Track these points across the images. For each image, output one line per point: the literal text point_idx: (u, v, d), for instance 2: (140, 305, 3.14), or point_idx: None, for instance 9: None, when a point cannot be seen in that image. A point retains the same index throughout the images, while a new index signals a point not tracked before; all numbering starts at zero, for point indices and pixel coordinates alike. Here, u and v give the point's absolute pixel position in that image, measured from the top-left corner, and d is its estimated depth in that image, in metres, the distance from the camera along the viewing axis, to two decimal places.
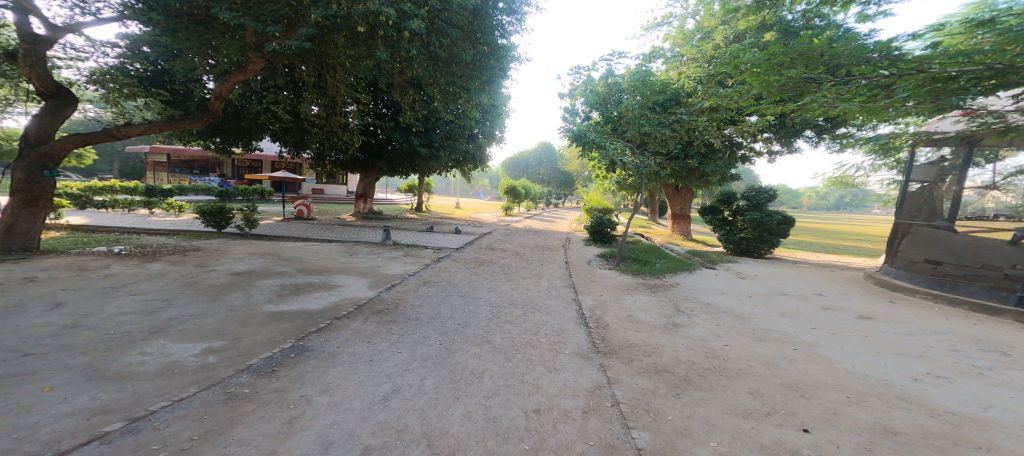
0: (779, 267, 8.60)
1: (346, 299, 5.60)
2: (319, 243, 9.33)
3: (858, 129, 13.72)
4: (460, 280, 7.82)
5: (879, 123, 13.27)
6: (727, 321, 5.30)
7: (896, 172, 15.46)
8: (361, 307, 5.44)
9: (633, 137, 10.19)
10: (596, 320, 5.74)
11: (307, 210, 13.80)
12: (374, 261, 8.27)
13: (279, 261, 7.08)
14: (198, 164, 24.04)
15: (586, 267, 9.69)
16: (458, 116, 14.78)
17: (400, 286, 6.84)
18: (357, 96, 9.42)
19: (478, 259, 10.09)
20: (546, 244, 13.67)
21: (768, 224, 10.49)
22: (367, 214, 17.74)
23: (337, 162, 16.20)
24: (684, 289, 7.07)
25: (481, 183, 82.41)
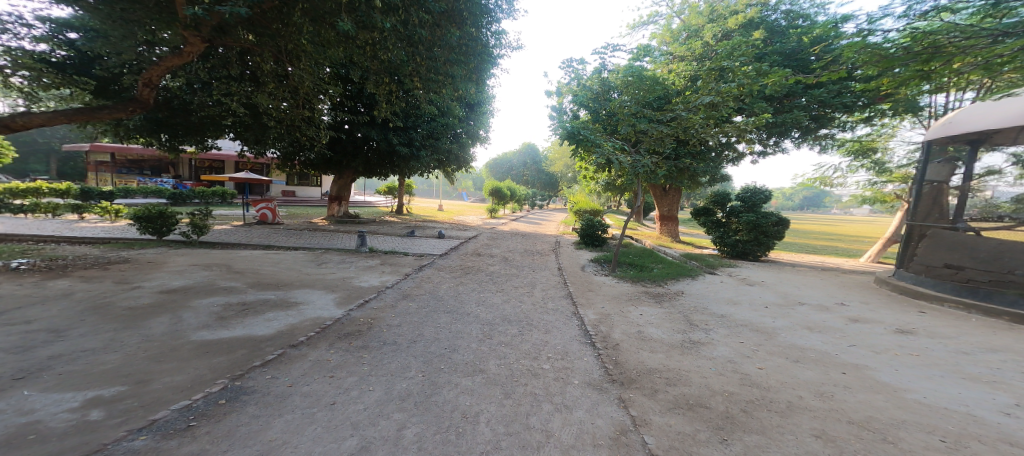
0: (783, 271, 8.18)
1: (307, 320, 4.63)
2: (282, 252, 8.22)
3: (840, 130, 13.74)
4: (445, 292, 6.94)
5: (860, 124, 13.32)
6: (751, 338, 4.68)
7: (872, 172, 15.57)
8: (325, 329, 4.50)
9: (629, 136, 9.60)
10: (603, 340, 5.02)
11: (272, 214, 12.53)
12: (346, 272, 7.28)
13: (228, 274, 6.01)
14: (149, 164, 22.02)
15: (580, 274, 9.01)
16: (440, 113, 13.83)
17: (375, 301, 5.92)
18: (327, 86, 8.40)
19: (463, 266, 9.23)
20: (534, 248, 12.94)
21: (765, 226, 10.12)
22: (341, 217, 16.50)
23: (308, 163, 14.94)
24: (691, 299, 6.46)
25: (461, 184, 81.19)
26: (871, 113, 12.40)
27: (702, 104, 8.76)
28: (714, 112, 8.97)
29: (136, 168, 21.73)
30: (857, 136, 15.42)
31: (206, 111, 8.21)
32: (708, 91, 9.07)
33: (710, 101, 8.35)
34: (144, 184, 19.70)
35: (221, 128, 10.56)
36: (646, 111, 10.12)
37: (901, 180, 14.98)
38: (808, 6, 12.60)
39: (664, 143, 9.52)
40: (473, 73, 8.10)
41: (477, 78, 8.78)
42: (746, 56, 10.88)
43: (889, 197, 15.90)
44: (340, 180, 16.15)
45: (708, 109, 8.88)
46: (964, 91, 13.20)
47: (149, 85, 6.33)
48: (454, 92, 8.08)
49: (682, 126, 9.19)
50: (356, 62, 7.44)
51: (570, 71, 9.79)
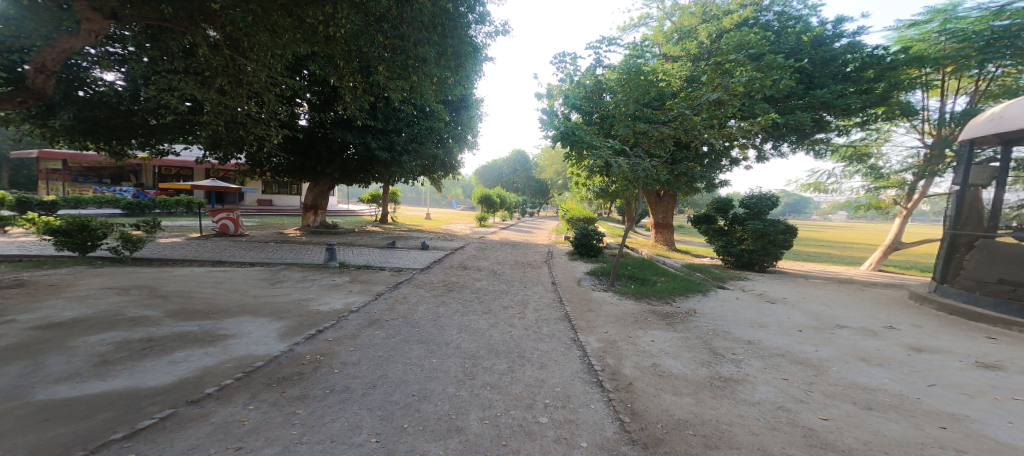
0: (800, 284, 7.39)
1: (230, 361, 3.54)
2: (232, 269, 7.08)
3: (838, 134, 13.30)
4: (422, 316, 5.90)
5: (856, 129, 12.94)
6: (796, 373, 3.78)
7: (865, 179, 15.19)
8: (252, 373, 3.42)
9: (627, 138, 8.85)
10: (613, 377, 4.06)
11: (234, 225, 11.29)
12: (304, 293, 6.17)
13: (148, 298, 4.89)
14: (109, 172, 20.66)
15: (578, 289, 8.15)
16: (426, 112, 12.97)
17: (333, 330, 4.84)
18: (285, 80, 7.47)
19: (446, 282, 8.19)
20: (526, 260, 11.99)
21: (773, 235, 9.38)
22: (317, 227, 15.25)
23: (279, 170, 13.74)
24: (709, 320, 5.57)
25: (452, 193, 80.20)
26: (871, 115, 11.96)
27: (705, 102, 8.06)
28: (717, 111, 8.27)
29: (94, 175, 20.55)
30: (851, 142, 15.00)
31: (143, 111, 7.14)
32: (712, 87, 8.36)
33: (714, 97, 7.65)
34: (102, 193, 18.21)
35: (170, 129, 9.44)
36: (645, 110, 9.37)
37: (895, 186, 14.49)
38: (801, 8, 12.21)
39: (664, 145, 8.83)
40: (450, 61, 7.27)
41: (456, 72, 7.96)
42: (749, 52, 10.27)
43: (883, 204, 15.42)
44: (316, 187, 14.94)
45: (710, 106, 8.15)
46: (958, 93, 12.28)
47: (41, 72, 5.21)
48: (431, 79, 7.16)
49: (681, 127, 8.52)
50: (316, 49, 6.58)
51: (562, 68, 9.01)
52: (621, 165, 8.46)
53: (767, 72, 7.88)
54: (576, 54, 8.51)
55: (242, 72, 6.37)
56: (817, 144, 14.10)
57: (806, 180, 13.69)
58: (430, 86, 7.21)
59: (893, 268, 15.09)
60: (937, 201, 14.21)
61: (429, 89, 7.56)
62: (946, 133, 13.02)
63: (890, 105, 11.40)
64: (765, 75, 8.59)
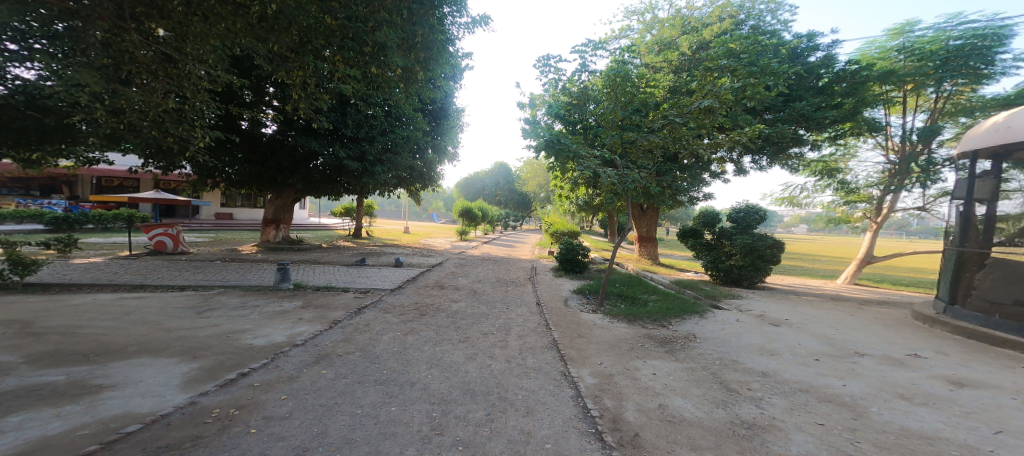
0: (798, 302, 6.94)
1: (88, 427, 2.77)
2: (154, 296, 5.96)
3: (811, 149, 13.46)
4: (384, 349, 4.97)
5: (827, 145, 13.15)
6: (830, 415, 3.13)
7: (836, 193, 15.31)
8: (124, 435, 2.72)
9: (616, 147, 8.45)
10: (616, 426, 3.29)
11: (170, 243, 9.97)
12: (239, 323, 5.14)
13: (7, 347, 3.97)
14: (39, 183, 18.75)
15: (565, 311, 7.55)
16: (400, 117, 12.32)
17: (263, 374, 3.88)
18: (228, 79, 6.52)
19: (418, 305, 7.29)
20: (507, 277, 11.20)
21: (762, 249, 9.01)
22: (280, 243, 13.84)
23: (236, 183, 12.47)
24: (713, 346, 4.93)
25: (431, 206, 78.88)
26: (838, 130, 12.10)
27: (694, 109, 7.68)
28: (705, 119, 7.93)
29: (20, 187, 18.45)
30: (820, 157, 15.17)
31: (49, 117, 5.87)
32: (701, 94, 7.96)
33: (706, 103, 7.26)
34: (30, 207, 16.28)
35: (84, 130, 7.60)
36: (633, 118, 8.99)
37: (862, 201, 14.68)
38: (774, 23, 12.47)
39: (652, 155, 8.56)
40: (418, 53, 6.67)
41: (426, 68, 7.30)
42: (736, 59, 10.12)
43: (853, 218, 15.47)
44: (278, 198, 13.66)
45: (700, 112, 7.76)
46: (916, 111, 12.55)
47: None
48: (394, 68, 6.55)
49: (670, 135, 8.18)
50: (260, 39, 5.80)
51: (545, 73, 8.50)
52: (610, 175, 8.13)
53: (757, 79, 7.58)
54: (561, 58, 8.04)
55: (172, 69, 5.30)
56: (795, 158, 14.23)
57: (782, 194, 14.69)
58: (395, 80, 6.77)
59: (870, 281, 15.16)
60: (905, 215, 14.43)
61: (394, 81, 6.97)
62: (909, 149, 13.18)
63: (859, 120, 11.60)
64: (754, 81, 8.29)
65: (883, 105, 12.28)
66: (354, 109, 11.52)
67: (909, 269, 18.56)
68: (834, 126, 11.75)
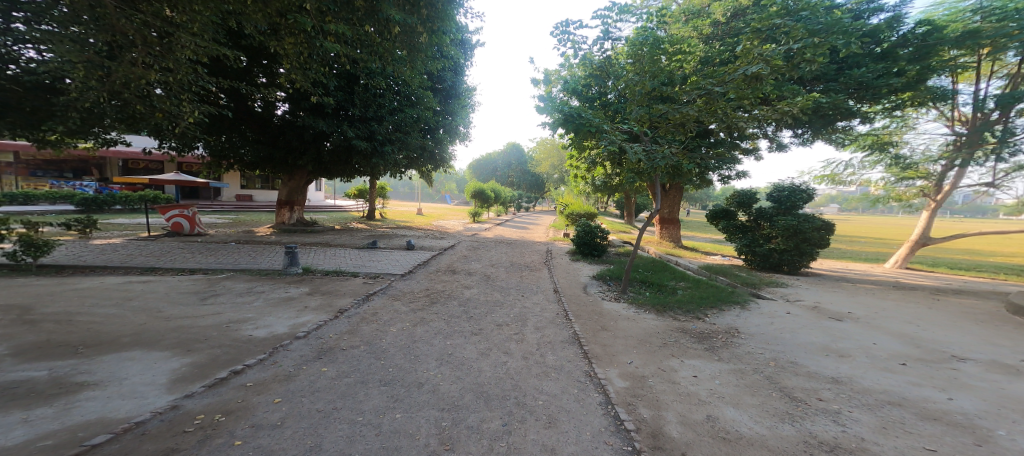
0: (853, 291, 6.17)
1: (53, 436, 2.42)
2: (159, 280, 5.73)
3: (862, 123, 12.10)
4: (391, 344, 4.59)
5: (879, 118, 11.81)
6: (940, 439, 2.48)
7: (886, 170, 13.94)
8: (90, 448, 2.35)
9: (643, 123, 7.59)
10: (659, 444, 2.74)
11: (186, 225, 9.76)
12: (241, 311, 4.83)
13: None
14: (72, 166, 19.24)
15: (585, 299, 7.01)
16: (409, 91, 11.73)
17: (257, 373, 3.52)
18: (221, 50, 6.08)
19: (429, 291, 6.91)
20: (523, 261, 10.71)
21: (808, 232, 8.11)
22: (294, 225, 13.69)
23: (248, 164, 12.27)
24: (763, 343, 4.29)
25: (447, 188, 78.75)
26: (893, 102, 10.66)
27: (738, 76, 6.59)
28: (748, 89, 6.87)
29: (54, 169, 18.81)
30: (872, 130, 13.63)
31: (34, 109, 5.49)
32: (748, 59, 6.83)
33: (753, 69, 6.21)
34: (60, 189, 16.70)
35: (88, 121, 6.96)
36: (663, 88, 8.01)
37: (919, 178, 13.31)
38: None
39: (684, 130, 7.60)
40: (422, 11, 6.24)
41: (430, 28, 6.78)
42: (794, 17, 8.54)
43: (904, 196, 14.16)
44: (290, 179, 13.40)
45: (744, 80, 6.71)
46: (992, 77, 11.04)
47: None
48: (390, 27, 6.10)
49: (704, 103, 7.20)
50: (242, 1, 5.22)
51: (563, 41, 7.46)
52: (636, 151, 7.29)
53: (818, 39, 6.42)
54: (583, 22, 7.09)
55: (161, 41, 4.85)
56: (842, 133, 12.87)
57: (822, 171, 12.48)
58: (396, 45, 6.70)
59: (921, 265, 13.95)
60: (966, 191, 13.06)
61: (393, 37, 6.58)
62: (982, 118, 11.77)
63: (924, 89, 10.12)
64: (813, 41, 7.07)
65: (952, 72, 10.60)
66: (362, 88, 10.96)
67: (960, 252, 17.11)
68: (893, 98, 10.45)
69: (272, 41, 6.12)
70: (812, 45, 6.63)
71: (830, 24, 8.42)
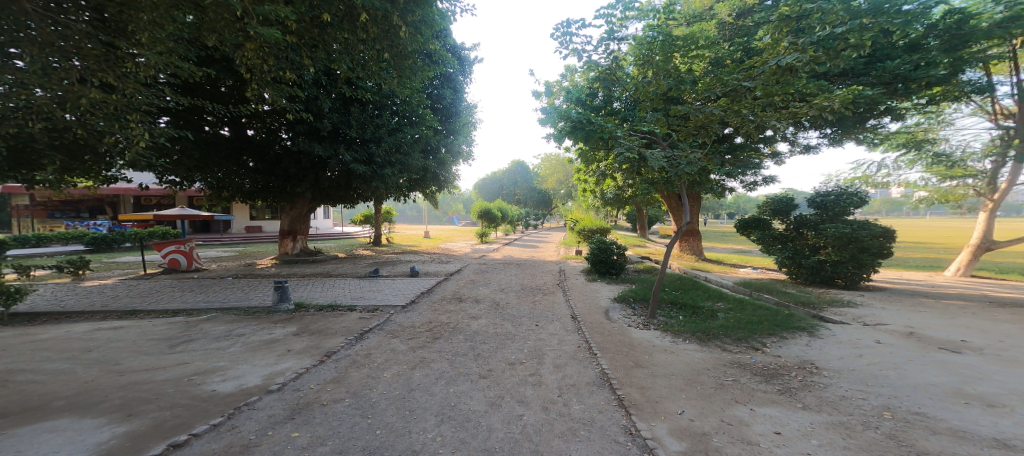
0: (948, 313, 5.25)
1: None
2: (132, 325, 5.12)
3: (893, 121, 11.09)
4: (383, 396, 3.77)
5: (913, 114, 10.78)
6: None
7: (924, 169, 12.71)
8: None
9: (658, 127, 6.81)
10: None
11: (184, 261, 9.33)
12: (211, 358, 4.12)
13: None
14: (88, 205, 19.56)
15: (609, 326, 6.11)
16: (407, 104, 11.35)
17: (204, 444, 2.72)
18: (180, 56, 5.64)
19: (432, 325, 6.14)
20: (534, 283, 9.86)
21: (865, 240, 7.07)
22: (297, 255, 13.21)
23: (248, 194, 12.03)
24: (862, 386, 3.43)
25: (455, 209, 78.90)
26: (916, 99, 9.43)
27: (768, 69, 5.69)
28: (780, 84, 5.94)
29: (71, 209, 19.13)
30: (902, 127, 12.35)
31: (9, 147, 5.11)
32: (779, 48, 5.91)
33: (789, 59, 5.31)
34: (72, 229, 16.76)
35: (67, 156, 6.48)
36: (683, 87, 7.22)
37: (968, 175, 11.91)
38: None
39: (708, 132, 6.78)
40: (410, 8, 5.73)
41: (417, 25, 6.25)
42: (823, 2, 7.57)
43: (952, 196, 12.74)
44: (293, 208, 13.04)
45: (776, 72, 5.82)
46: None
47: None
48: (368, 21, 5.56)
49: (729, 100, 6.38)
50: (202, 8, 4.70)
51: (566, 43, 6.85)
52: (657, 157, 6.35)
53: (864, 21, 5.51)
54: (585, 21, 6.39)
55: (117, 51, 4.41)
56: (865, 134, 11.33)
57: (850, 174, 11.64)
58: (380, 49, 6.18)
59: (987, 272, 12.86)
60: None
61: (375, 40, 6.10)
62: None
63: (957, 84, 8.71)
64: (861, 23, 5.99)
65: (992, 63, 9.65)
66: (358, 109, 10.79)
67: (1014, 255, 15.66)
68: (933, 96, 9.35)
69: (242, 55, 5.67)
70: (855, 29, 5.72)
71: (872, 5, 6.98)
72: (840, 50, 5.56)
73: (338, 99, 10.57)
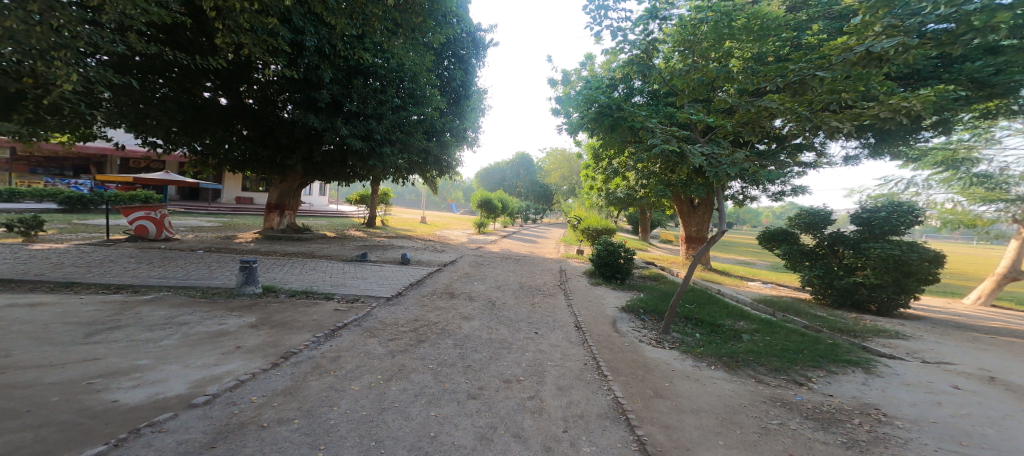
0: (1021, 356, 4.46)
1: None
2: (61, 304, 4.33)
3: (929, 138, 10.30)
4: (344, 418, 3.00)
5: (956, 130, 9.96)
6: None
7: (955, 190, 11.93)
8: None
9: (700, 119, 5.88)
10: None
11: (151, 230, 8.54)
12: (131, 355, 3.36)
13: None
14: (71, 163, 18.62)
15: (621, 340, 5.35)
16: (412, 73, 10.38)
17: None
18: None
19: (417, 325, 5.37)
20: (534, 282, 9.09)
21: (912, 264, 6.32)
22: (284, 231, 12.38)
23: (236, 163, 11.14)
24: (954, 446, 2.59)
25: (456, 197, 77.88)
26: (966, 112, 8.63)
27: (853, 55, 4.77)
28: (860, 75, 5.02)
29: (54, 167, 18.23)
30: (939, 144, 11.49)
31: None
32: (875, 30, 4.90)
33: (889, 42, 4.31)
34: (52, 187, 15.92)
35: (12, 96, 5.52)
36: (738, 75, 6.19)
37: (1002, 200, 11.19)
38: None
39: (756, 130, 5.99)
40: None
41: None
42: None
43: (979, 221, 11.96)
44: (282, 182, 12.19)
45: (859, 62, 4.88)
46: None
47: None
48: None
49: (790, 93, 5.39)
50: None
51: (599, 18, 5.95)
52: (698, 152, 5.50)
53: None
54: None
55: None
56: (902, 147, 10.46)
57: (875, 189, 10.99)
58: None
59: (1009, 303, 12.25)
60: None
61: None
62: None
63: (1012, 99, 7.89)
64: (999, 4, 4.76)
65: None
66: (361, 82, 9.85)
67: None
68: (986, 108, 8.53)
69: None
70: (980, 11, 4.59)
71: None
72: (951, 37, 4.56)
73: (341, 70, 9.64)
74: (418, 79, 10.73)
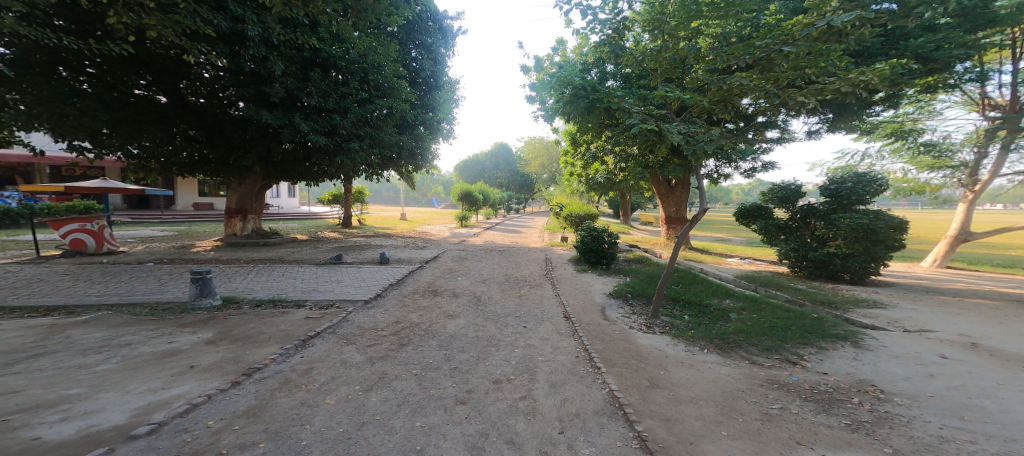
0: (992, 317, 4.61)
1: None
2: None
3: (876, 113, 10.72)
4: (319, 437, 2.66)
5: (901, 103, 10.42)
6: None
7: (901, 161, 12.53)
8: None
9: (678, 96, 5.53)
10: None
11: (90, 246, 7.76)
12: (58, 385, 2.88)
13: None
14: None
15: (611, 329, 5.21)
16: (371, 62, 9.77)
17: None
18: None
19: (398, 327, 5.03)
20: (518, 273, 8.86)
21: (882, 233, 6.46)
22: (247, 236, 11.56)
23: (185, 167, 10.23)
24: (957, 421, 2.57)
25: (431, 191, 76.42)
26: (921, 83, 8.95)
27: (814, 30, 4.65)
28: (824, 51, 4.97)
29: None
30: (887, 117, 12.03)
31: None
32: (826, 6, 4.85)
33: (848, 17, 4.33)
34: None
35: None
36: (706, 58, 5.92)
37: (947, 167, 11.69)
38: None
39: (729, 107, 5.88)
40: None
41: None
42: None
43: (929, 187, 12.63)
44: (241, 184, 11.34)
45: (819, 38, 4.82)
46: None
47: None
48: None
49: (758, 70, 5.32)
50: None
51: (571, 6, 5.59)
52: (675, 132, 5.31)
53: None
54: None
55: None
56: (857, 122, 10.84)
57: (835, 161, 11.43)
58: None
59: (961, 263, 13.06)
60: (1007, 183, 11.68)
61: None
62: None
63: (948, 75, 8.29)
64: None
65: (999, 50, 9.19)
66: (319, 75, 9.15)
67: (981, 247, 16.09)
68: (940, 79, 8.85)
69: None
70: None
71: None
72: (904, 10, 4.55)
73: (295, 62, 8.92)
74: (383, 70, 10.14)
